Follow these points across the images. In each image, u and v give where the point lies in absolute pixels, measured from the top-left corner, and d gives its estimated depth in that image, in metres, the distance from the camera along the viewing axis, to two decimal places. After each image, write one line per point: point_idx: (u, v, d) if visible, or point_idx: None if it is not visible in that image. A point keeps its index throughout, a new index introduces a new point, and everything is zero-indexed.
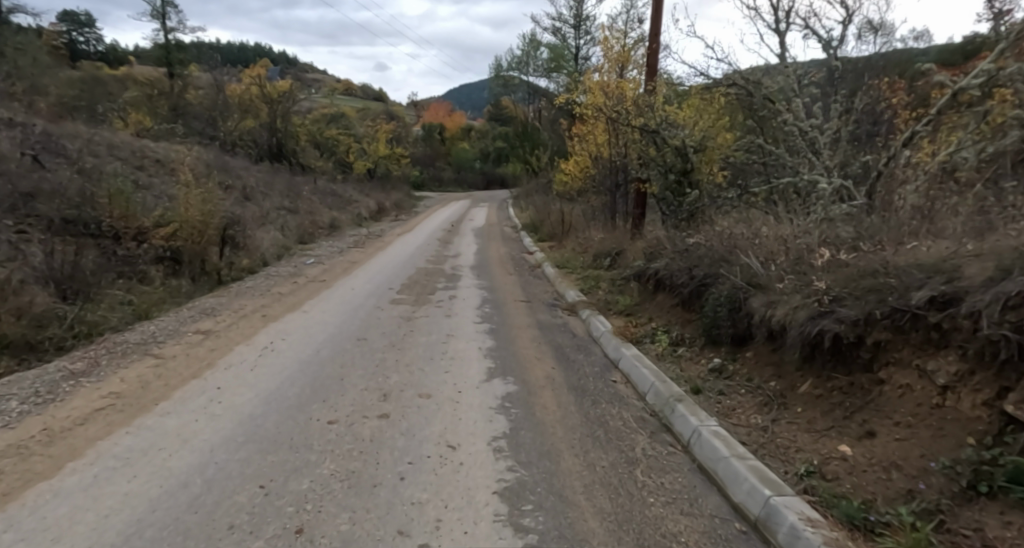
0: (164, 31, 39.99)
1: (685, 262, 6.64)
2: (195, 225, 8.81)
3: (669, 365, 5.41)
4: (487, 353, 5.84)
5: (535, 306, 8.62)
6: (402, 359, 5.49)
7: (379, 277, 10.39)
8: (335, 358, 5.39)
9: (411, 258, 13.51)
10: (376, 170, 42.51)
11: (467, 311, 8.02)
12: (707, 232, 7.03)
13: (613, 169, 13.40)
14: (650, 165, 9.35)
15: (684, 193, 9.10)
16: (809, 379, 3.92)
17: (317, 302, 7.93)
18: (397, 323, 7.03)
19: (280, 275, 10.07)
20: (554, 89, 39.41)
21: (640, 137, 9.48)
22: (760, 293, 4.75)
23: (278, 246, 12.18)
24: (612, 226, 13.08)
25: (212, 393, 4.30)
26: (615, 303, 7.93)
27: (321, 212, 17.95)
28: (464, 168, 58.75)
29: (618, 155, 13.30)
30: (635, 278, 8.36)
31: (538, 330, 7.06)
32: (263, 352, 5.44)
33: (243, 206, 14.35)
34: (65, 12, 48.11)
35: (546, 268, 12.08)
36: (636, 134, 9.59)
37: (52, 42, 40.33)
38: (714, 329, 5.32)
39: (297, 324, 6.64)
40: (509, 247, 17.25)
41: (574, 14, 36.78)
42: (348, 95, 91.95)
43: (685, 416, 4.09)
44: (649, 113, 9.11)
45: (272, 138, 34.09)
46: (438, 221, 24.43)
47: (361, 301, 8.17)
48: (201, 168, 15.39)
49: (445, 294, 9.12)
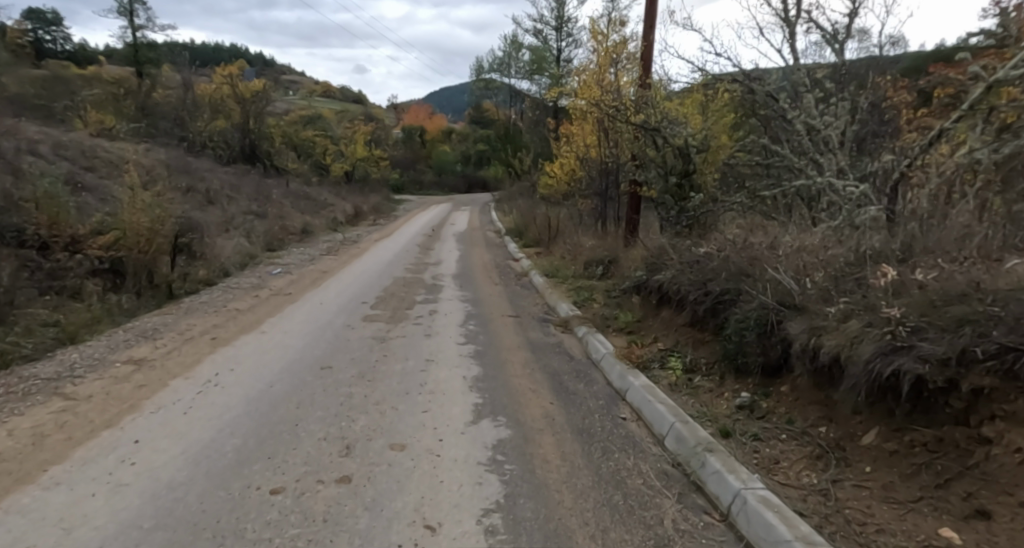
0: (133, 30, 38.67)
1: (696, 275, 5.90)
2: (142, 232, 7.90)
3: (685, 398, 4.64)
4: (473, 385, 5.01)
5: (524, 322, 7.80)
6: (372, 395, 4.62)
7: (353, 289, 9.48)
8: (291, 396, 4.50)
9: (388, 266, 12.62)
10: (354, 173, 41.45)
11: (449, 329, 7.18)
12: (718, 240, 6.32)
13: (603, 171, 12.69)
14: (648, 166, 8.59)
15: (685, 197, 8.34)
16: (874, 429, 3.15)
17: (279, 321, 7.01)
18: (368, 345, 6.16)
19: (241, 288, 9.12)
20: (535, 91, 38.80)
21: (639, 136, 8.71)
22: (799, 317, 4.00)
23: (241, 254, 11.24)
24: (604, 232, 12.33)
25: (124, 450, 3.40)
26: (614, 320, 7.15)
27: (293, 216, 17.00)
28: (445, 171, 57.86)
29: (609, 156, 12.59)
30: (635, 291, 7.61)
31: (530, 353, 6.25)
32: (204, 389, 4.53)
33: (206, 210, 13.37)
34: (31, 10, 46.49)
35: (534, 277, 11.30)
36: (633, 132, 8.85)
37: (16, 40, 38.84)
38: (739, 357, 4.55)
39: (252, 350, 5.73)
40: (493, 253, 16.46)
41: (555, 15, 36.25)
42: (327, 98, 90.41)
43: (721, 474, 3.30)
44: (648, 109, 8.33)
45: (245, 139, 32.94)
46: (419, 226, 23.55)
47: (329, 319, 7.26)
48: (161, 170, 14.35)
49: (424, 309, 8.27)
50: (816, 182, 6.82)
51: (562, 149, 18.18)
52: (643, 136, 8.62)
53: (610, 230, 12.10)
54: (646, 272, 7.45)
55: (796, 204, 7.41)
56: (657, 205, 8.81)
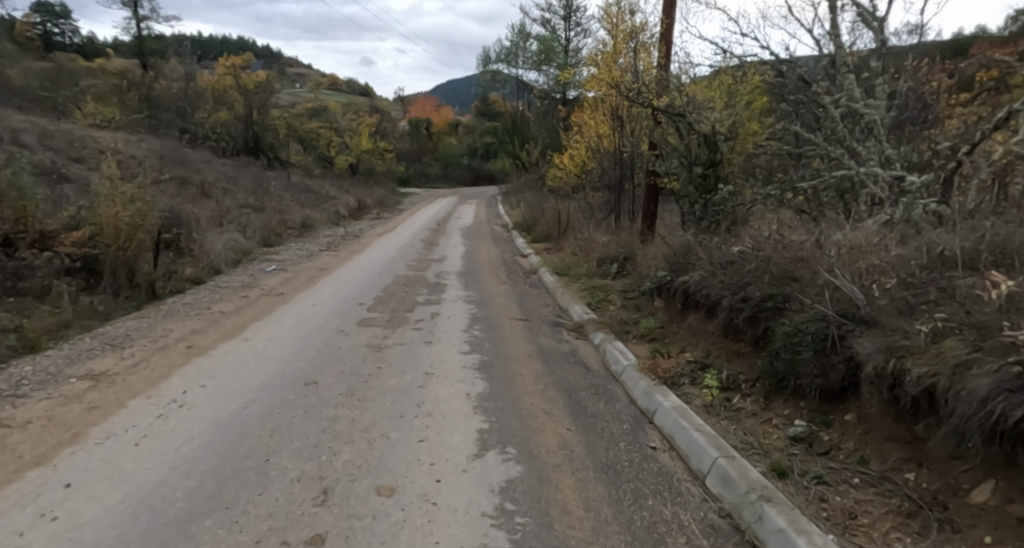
0: (137, 20, 38.22)
1: (731, 279, 5.21)
2: (121, 226, 7.31)
3: (725, 424, 3.98)
4: (477, 406, 4.36)
5: (534, 326, 7.15)
6: (361, 419, 3.98)
7: (350, 289, 8.85)
8: (266, 420, 3.87)
9: (390, 262, 11.99)
10: (359, 166, 40.87)
11: (452, 334, 6.54)
12: (753, 236, 5.64)
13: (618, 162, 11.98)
14: (671, 156, 7.86)
15: (711, 189, 7.58)
16: (986, 483, 2.48)
17: (265, 325, 6.38)
18: (362, 355, 5.53)
19: (231, 287, 8.50)
20: (543, 82, 37.99)
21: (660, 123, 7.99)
22: (871, 335, 3.32)
23: (233, 250, 10.68)
24: (618, 227, 11.64)
25: (50, 498, 2.77)
26: (634, 327, 6.49)
27: (292, 210, 16.44)
28: (452, 164, 57.19)
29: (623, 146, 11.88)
30: (657, 293, 6.94)
31: (542, 364, 5.60)
32: (167, 411, 3.90)
33: (200, 204, 12.82)
34: (37, 2, 46.28)
35: (544, 275, 10.65)
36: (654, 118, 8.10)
37: (19, 31, 38.58)
38: (789, 377, 3.88)
39: (231, 360, 5.10)
40: (500, 248, 15.83)
41: (564, 4, 35.42)
42: (332, 90, 89.68)
43: (787, 534, 2.63)
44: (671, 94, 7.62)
45: (248, 131, 32.44)
46: (424, 220, 22.97)
47: (321, 324, 6.63)
48: (154, 162, 13.76)
49: (425, 311, 7.63)
50: (862, 175, 6.10)
51: (573, 140, 17.47)
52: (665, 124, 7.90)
53: (625, 226, 11.42)
54: (669, 272, 6.78)
55: (836, 198, 6.70)
56: (679, 199, 8.08)
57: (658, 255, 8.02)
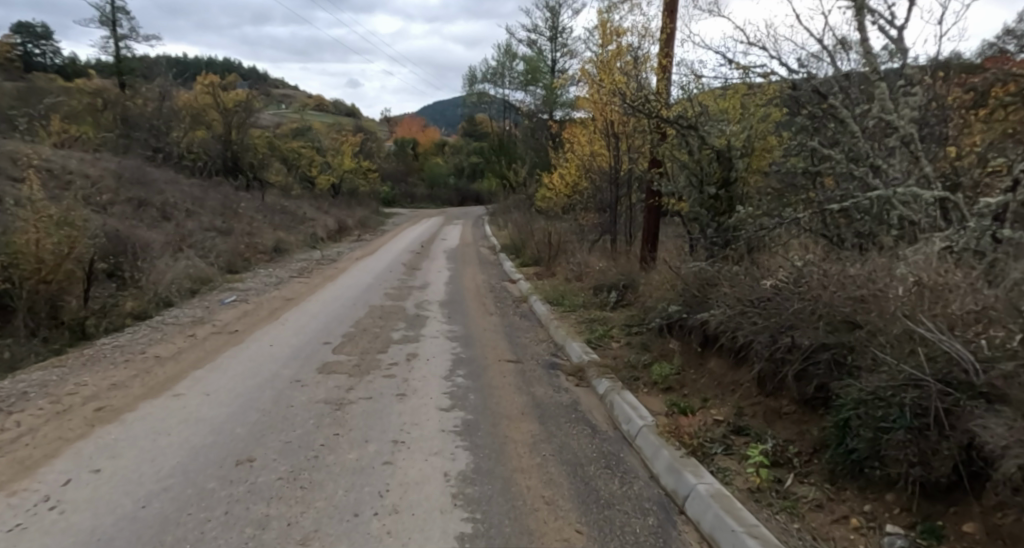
0: (116, 39, 37.46)
1: (766, 320, 4.28)
2: (43, 258, 6.43)
3: (784, 522, 2.99)
4: (458, 495, 3.35)
5: (527, 369, 6.15)
6: (300, 525, 2.94)
7: (317, 324, 7.81)
8: (167, 531, 2.82)
9: (366, 290, 10.96)
10: (342, 186, 39.91)
11: (430, 383, 5.52)
12: (786, 266, 4.74)
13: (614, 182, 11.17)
14: (679, 174, 6.99)
15: (724, 212, 6.72)
16: None
17: (205, 376, 5.33)
18: (316, 416, 4.48)
19: (178, 325, 7.43)
20: (530, 102, 37.47)
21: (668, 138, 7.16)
22: (1004, 415, 2.38)
23: (188, 280, 9.67)
24: (616, 252, 10.77)
25: None
26: (644, 373, 5.55)
27: (264, 233, 15.45)
28: (437, 184, 56.46)
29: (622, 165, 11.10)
30: (670, 330, 6.01)
31: (538, 424, 4.59)
32: (29, 518, 2.84)
33: (159, 228, 11.82)
34: (20, 24, 45.75)
35: (536, 305, 9.71)
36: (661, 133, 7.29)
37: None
38: (867, 461, 2.90)
39: (148, 428, 4.05)
40: (487, 272, 14.90)
41: (550, 24, 35.15)
42: (318, 110, 89.21)
43: None
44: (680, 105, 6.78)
45: (226, 151, 31.49)
46: (407, 242, 22.01)
47: (275, 372, 5.58)
48: (110, 184, 12.80)
49: (399, 351, 6.60)
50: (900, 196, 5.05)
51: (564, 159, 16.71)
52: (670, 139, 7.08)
53: (622, 251, 10.56)
54: (684, 308, 5.85)
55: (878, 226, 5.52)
56: (687, 223, 7.21)
57: (666, 284, 7.12)
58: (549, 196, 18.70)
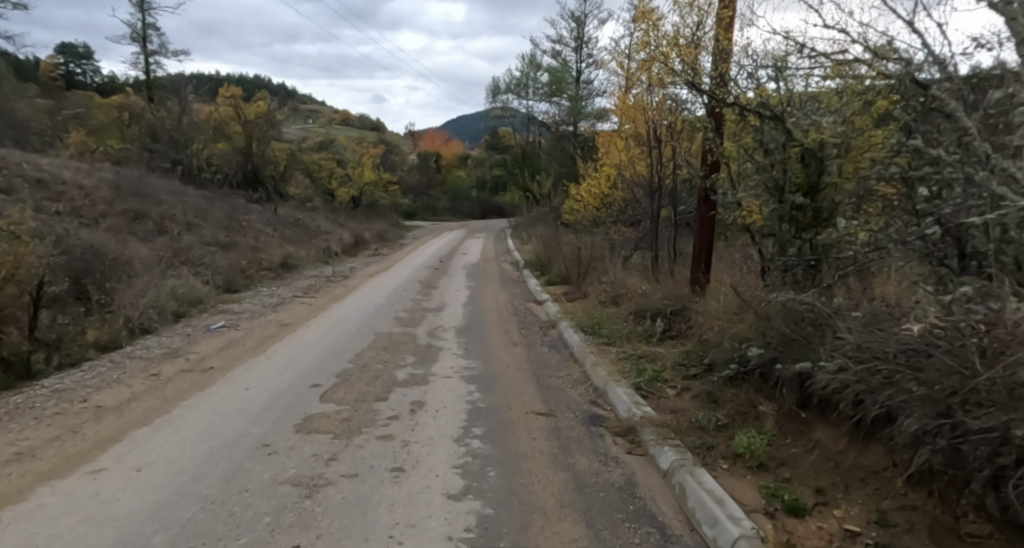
0: (144, 53, 37.60)
1: (916, 388, 2.89)
2: None
3: None
4: None
5: (561, 427, 4.81)
6: None
7: (308, 360, 6.56)
8: None
9: (375, 314, 9.74)
10: (362, 199, 39.17)
11: (437, 450, 4.22)
12: (930, 300, 3.32)
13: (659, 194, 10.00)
14: (753, 179, 5.60)
15: (811, 226, 5.30)
16: None
17: (145, 440, 4.09)
18: (274, 512, 3.20)
19: (144, 360, 6.24)
20: (554, 114, 36.41)
21: (739, 131, 5.82)
22: None
23: (174, 303, 8.59)
24: (659, 272, 9.44)
25: None
26: (720, 440, 4.17)
27: (273, 248, 14.43)
28: (459, 197, 55.60)
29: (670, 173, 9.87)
30: (757, 382, 4.72)
31: (585, 526, 3.24)
32: None
33: (152, 244, 10.83)
34: (64, 44, 46.86)
35: (568, 333, 8.40)
36: (734, 128, 5.93)
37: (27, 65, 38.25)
38: None
39: (22, 538, 2.81)
40: (511, 291, 13.64)
41: (575, 35, 34.24)
42: (343, 124, 89.74)
43: None
44: (759, 89, 5.40)
45: (246, 163, 30.94)
46: (426, 257, 20.90)
47: (238, 433, 4.32)
48: (106, 195, 11.89)
49: (402, 399, 5.30)
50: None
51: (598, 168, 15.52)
52: (740, 134, 5.73)
53: (666, 272, 9.21)
54: (769, 352, 4.49)
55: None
56: (760, 238, 5.88)
57: (736, 317, 5.75)
58: (577, 207, 17.40)
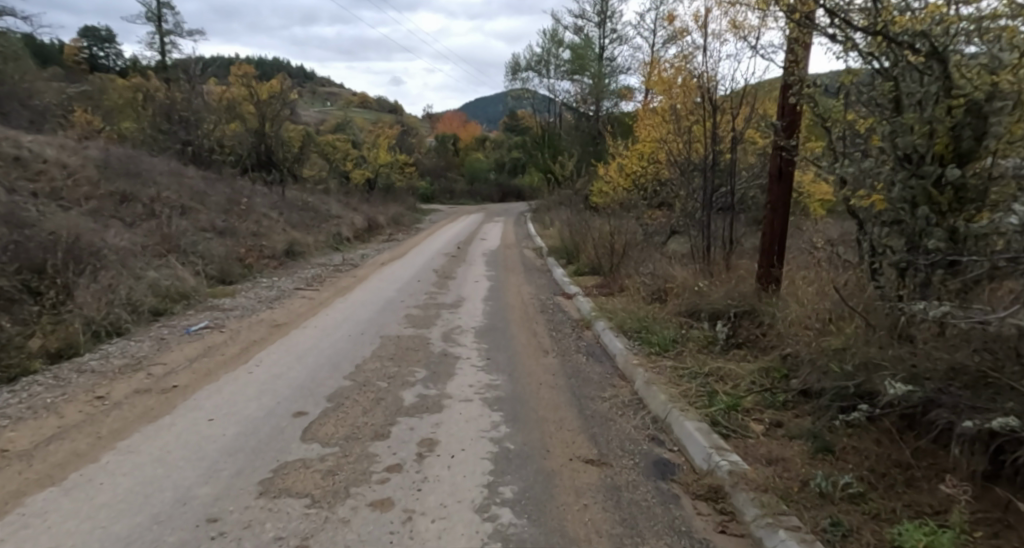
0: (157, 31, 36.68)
1: None
2: None
3: None
4: None
5: (621, 485, 3.56)
6: None
7: (297, 376, 5.36)
8: None
9: (382, 312, 8.53)
10: (378, 181, 38.03)
11: (452, 527, 2.98)
12: None
13: (712, 172, 9.07)
14: (878, 145, 4.13)
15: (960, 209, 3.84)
16: None
17: (42, 514, 2.89)
18: None
19: (96, 374, 5.07)
20: (575, 93, 34.86)
21: (850, 78, 4.44)
22: None
23: (153, 299, 7.46)
24: (713, 263, 8.15)
25: None
26: (857, 517, 2.89)
27: (277, 233, 13.32)
28: (477, 179, 54.24)
29: (721, 150, 9.00)
30: (904, 429, 3.37)
31: None
32: None
33: (138, 229, 9.73)
34: (87, 28, 46.53)
35: (609, 336, 7.15)
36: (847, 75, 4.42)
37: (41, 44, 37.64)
38: None
39: None
40: (535, 282, 12.38)
41: (598, 9, 32.56)
42: (361, 105, 88.96)
43: None
44: (889, 14, 3.84)
45: (258, 144, 29.92)
46: (443, 243, 19.70)
47: (177, 498, 3.11)
48: (93, 174, 10.79)
49: (408, 438, 4.10)
50: None
51: (641, 147, 14.57)
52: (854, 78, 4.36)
53: (721, 265, 7.89)
54: (927, 394, 3.14)
55: None
56: (876, 225, 4.49)
57: (849, 335, 4.41)
58: (610, 190, 16.44)
